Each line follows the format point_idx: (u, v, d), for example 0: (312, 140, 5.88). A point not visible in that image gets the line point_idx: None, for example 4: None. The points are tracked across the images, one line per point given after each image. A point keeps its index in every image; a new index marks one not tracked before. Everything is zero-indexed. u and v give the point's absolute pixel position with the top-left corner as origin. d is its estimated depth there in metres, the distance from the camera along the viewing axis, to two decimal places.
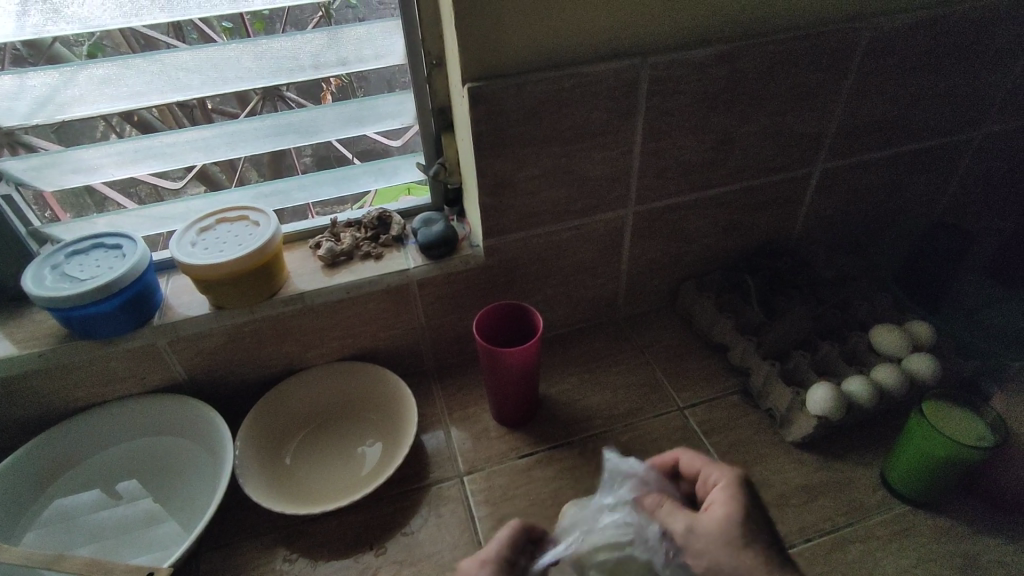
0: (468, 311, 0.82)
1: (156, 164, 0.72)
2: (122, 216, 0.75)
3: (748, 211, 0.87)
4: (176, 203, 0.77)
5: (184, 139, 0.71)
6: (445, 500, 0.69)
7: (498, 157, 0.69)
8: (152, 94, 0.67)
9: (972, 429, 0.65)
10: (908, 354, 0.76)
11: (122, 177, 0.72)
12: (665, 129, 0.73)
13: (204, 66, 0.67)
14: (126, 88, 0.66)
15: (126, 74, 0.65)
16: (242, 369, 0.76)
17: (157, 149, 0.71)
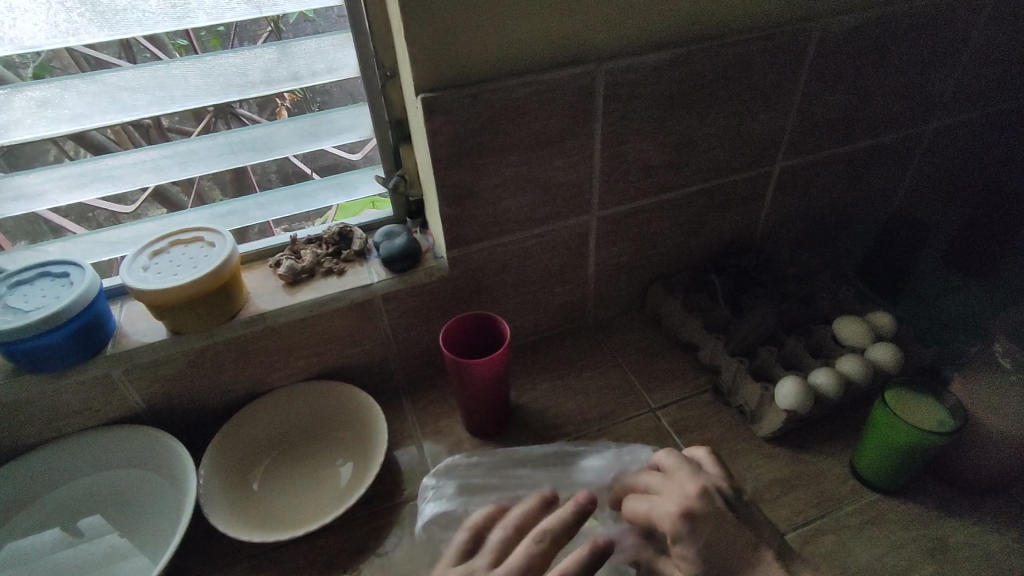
0: (435, 323, 0.80)
1: (103, 187, 0.72)
2: (72, 242, 0.74)
3: (713, 210, 0.86)
4: (128, 226, 0.76)
5: (132, 161, 0.71)
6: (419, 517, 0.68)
7: (458, 166, 0.68)
8: (95, 116, 0.67)
9: (932, 416, 0.64)
10: (871, 344, 0.76)
11: (68, 203, 0.72)
12: (624, 133, 0.73)
13: (150, 85, 0.67)
14: (68, 111, 0.66)
15: (66, 96, 0.65)
16: (204, 395, 0.74)
17: (103, 172, 0.71)
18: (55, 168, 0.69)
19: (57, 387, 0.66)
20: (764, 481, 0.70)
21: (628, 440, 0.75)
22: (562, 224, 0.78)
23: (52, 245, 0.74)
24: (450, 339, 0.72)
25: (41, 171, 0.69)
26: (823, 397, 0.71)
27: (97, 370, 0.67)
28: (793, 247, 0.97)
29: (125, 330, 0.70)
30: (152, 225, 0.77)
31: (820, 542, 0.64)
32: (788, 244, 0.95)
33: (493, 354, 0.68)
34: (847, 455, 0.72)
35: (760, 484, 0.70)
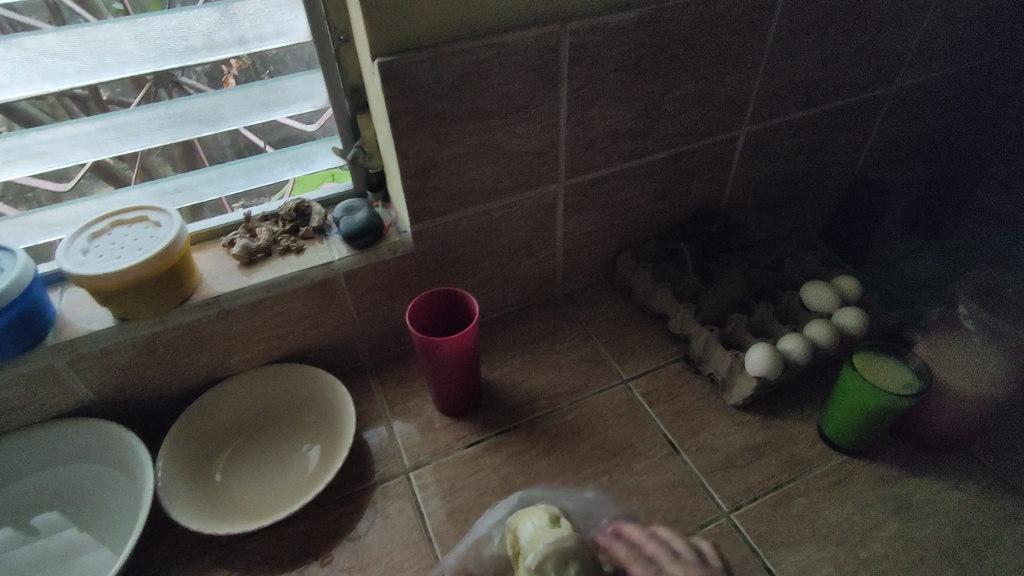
0: (401, 299, 0.78)
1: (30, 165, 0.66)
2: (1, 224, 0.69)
3: (680, 178, 0.85)
4: (63, 206, 0.71)
5: (63, 134, 0.66)
6: (391, 499, 0.67)
7: (419, 136, 0.65)
8: (16, 86, 0.61)
9: (900, 378, 0.65)
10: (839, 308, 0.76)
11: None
12: (591, 98, 0.70)
13: (78, 51, 0.62)
14: None
15: None
16: (158, 383, 0.70)
17: (31, 148, 0.65)
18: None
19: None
20: (734, 448, 0.70)
21: (599, 411, 0.75)
22: (529, 195, 0.76)
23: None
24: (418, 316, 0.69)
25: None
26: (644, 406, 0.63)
27: (39, 361, 0.63)
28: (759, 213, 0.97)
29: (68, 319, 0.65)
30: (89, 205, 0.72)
31: (790, 504, 0.65)
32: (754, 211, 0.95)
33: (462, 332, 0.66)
34: (814, 419, 0.74)
35: (732, 450, 0.70)
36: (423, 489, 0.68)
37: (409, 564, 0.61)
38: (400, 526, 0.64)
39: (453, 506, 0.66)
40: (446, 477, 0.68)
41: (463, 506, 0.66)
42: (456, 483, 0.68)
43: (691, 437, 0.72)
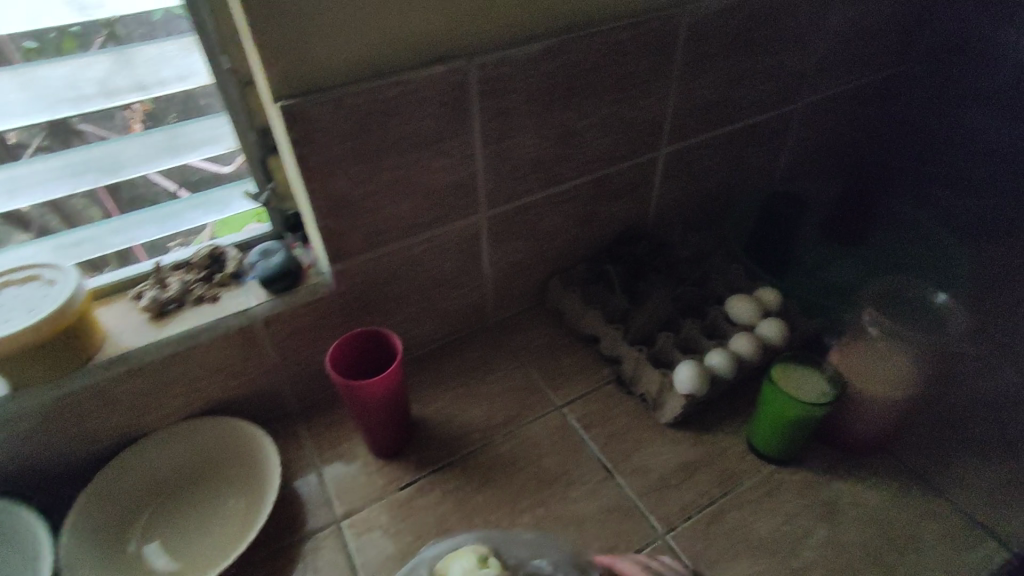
0: (326, 341, 0.76)
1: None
2: None
3: (603, 202, 0.87)
4: None
5: None
6: (323, 551, 0.64)
7: (331, 177, 0.64)
8: None
9: (816, 386, 0.66)
10: (760, 319, 0.78)
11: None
12: (505, 129, 0.71)
13: None
14: None
15: None
16: (63, 450, 0.66)
17: None
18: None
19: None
20: (667, 467, 0.71)
21: (535, 440, 0.75)
22: (451, 228, 0.76)
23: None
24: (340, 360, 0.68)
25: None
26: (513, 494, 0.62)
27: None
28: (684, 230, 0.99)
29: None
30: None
31: (722, 519, 0.66)
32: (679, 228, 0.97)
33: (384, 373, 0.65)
34: (742, 430, 0.75)
35: (665, 469, 0.71)
36: (355, 537, 0.66)
37: None
38: None
39: (390, 551, 0.64)
40: (379, 522, 0.67)
41: (397, 551, 0.64)
42: (389, 528, 0.66)
43: (626, 459, 0.72)
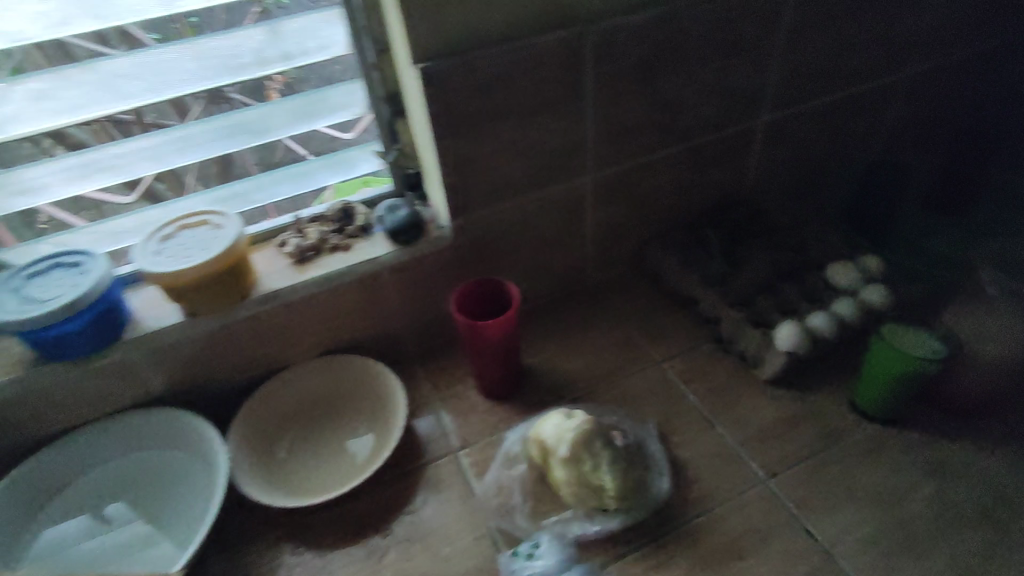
0: (626, 224, 0.89)
1: (296, 128, 0.79)
2: (250, 183, 0.81)
3: (858, 115, 0.93)
4: (248, 182, 0.81)
5: (247, 116, 0.76)
6: (654, 382, 0.79)
7: (670, 74, 0.76)
8: (190, 84, 0.71)
9: (924, 344, 0.65)
10: (862, 286, 0.79)
11: (159, 174, 0.75)
12: (803, 37, 0.80)
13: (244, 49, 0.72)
14: (193, 71, 0.71)
15: (181, 63, 0.70)
16: (439, 299, 0.82)
17: (241, 125, 0.76)
18: (210, 109, 0.75)
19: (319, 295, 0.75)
20: None
21: None
22: (738, 129, 0.86)
23: (234, 188, 0.81)
24: (460, 303, 0.72)
25: (215, 121, 0.75)
26: (820, 338, 0.74)
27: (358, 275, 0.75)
28: (925, 147, 1.03)
29: (348, 249, 0.77)
30: (327, 171, 0.84)
31: None
32: (921, 145, 1.02)
33: (504, 317, 0.70)
34: None
35: None
36: (678, 374, 0.79)
37: (691, 428, 0.73)
38: (671, 400, 0.76)
39: (711, 386, 0.78)
40: (696, 364, 0.80)
41: (719, 384, 0.78)
42: (706, 369, 0.80)
43: None
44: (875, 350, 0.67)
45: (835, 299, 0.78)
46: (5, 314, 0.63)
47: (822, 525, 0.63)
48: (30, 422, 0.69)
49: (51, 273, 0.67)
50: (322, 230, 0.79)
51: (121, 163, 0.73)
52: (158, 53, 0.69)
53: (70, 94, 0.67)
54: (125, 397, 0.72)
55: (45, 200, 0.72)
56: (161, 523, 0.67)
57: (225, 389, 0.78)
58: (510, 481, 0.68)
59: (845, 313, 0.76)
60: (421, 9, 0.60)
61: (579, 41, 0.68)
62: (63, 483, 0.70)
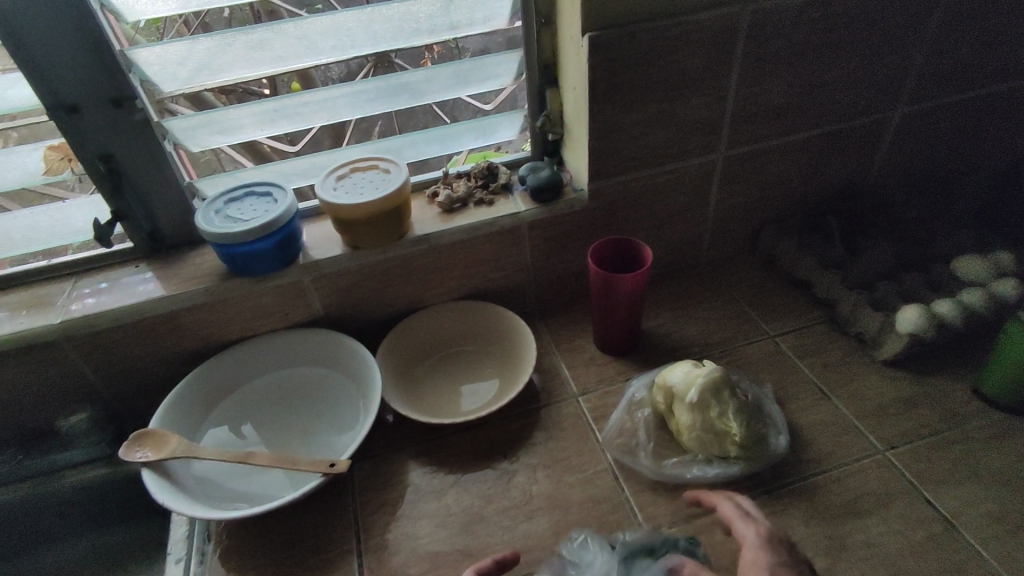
0: (745, 205, 0.93)
1: (451, 91, 0.87)
2: (406, 139, 0.89)
3: (995, 115, 0.93)
4: (403, 138, 0.89)
5: (415, 77, 0.84)
6: (769, 353, 0.82)
7: (814, 59, 0.79)
8: (367, 44, 0.80)
9: None
10: (991, 279, 0.79)
11: (330, 124, 0.85)
12: (951, 30, 0.81)
13: (419, 16, 0.80)
14: (374, 33, 0.80)
15: (367, 25, 0.79)
16: (566, 258, 0.89)
17: (407, 85, 0.85)
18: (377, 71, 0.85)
19: (465, 241, 0.83)
20: None
21: None
22: (870, 120, 0.88)
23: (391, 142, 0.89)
24: (594, 258, 0.78)
25: (387, 78, 0.83)
26: (944, 324, 0.76)
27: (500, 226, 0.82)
28: None
29: (491, 205, 0.85)
30: (471, 134, 0.91)
31: None
32: None
33: (637, 273, 0.76)
34: None
35: None
36: (792, 349, 0.82)
37: (807, 397, 0.76)
38: (786, 371, 0.79)
39: (826, 362, 0.80)
40: (811, 342, 0.83)
41: (835, 361, 0.80)
42: (821, 347, 0.82)
43: None
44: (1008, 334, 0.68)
45: (962, 289, 0.79)
46: (210, 228, 0.72)
47: (942, 496, 0.65)
48: (212, 329, 0.80)
49: (240, 202, 0.77)
50: (468, 185, 0.86)
51: (303, 112, 0.83)
52: (351, 16, 0.77)
53: (277, 46, 0.77)
54: (291, 316, 0.82)
55: (238, 138, 0.83)
56: (315, 430, 0.76)
57: (370, 320, 0.87)
58: (632, 424, 0.73)
59: (972, 302, 0.77)
60: None
61: (734, 21, 0.73)
62: (231, 386, 0.80)
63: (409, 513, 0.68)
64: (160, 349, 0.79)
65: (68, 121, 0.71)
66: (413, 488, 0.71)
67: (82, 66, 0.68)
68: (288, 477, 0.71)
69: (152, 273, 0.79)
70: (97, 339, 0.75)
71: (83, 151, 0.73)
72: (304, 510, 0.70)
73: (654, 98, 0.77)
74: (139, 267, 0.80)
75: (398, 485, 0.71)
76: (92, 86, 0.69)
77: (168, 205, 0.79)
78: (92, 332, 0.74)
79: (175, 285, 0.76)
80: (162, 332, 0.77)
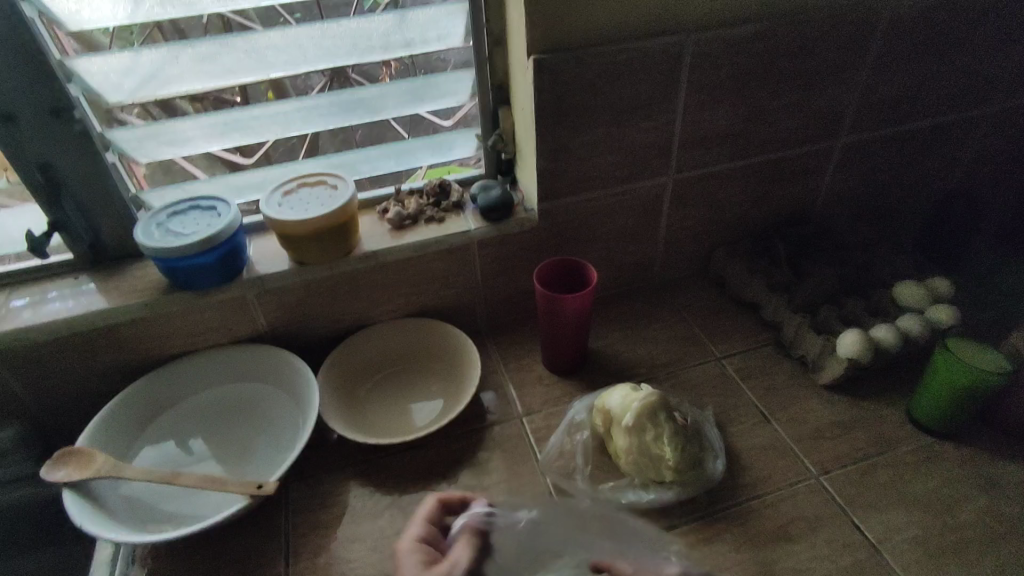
0: (696, 227, 0.94)
1: (406, 108, 0.87)
2: (359, 155, 0.89)
3: (936, 146, 0.96)
4: (356, 154, 0.88)
5: (368, 94, 0.84)
6: (712, 376, 0.82)
7: (757, 88, 0.81)
8: (320, 61, 0.80)
9: (989, 360, 0.69)
10: (929, 306, 0.81)
11: (283, 138, 0.85)
12: (893, 63, 0.84)
13: (373, 34, 0.80)
14: (326, 50, 0.79)
15: (319, 41, 0.78)
16: (517, 276, 0.89)
17: (360, 101, 0.84)
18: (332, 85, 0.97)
19: (413, 259, 0.82)
20: None
21: None
22: (816, 148, 0.90)
23: (344, 157, 0.88)
24: (541, 278, 0.78)
25: (340, 94, 0.82)
26: (882, 350, 0.77)
27: (449, 245, 0.83)
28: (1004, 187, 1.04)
29: (442, 222, 0.85)
30: (427, 150, 0.91)
31: None
32: (999, 184, 1.03)
33: (582, 294, 0.76)
34: None
35: None
36: (737, 371, 0.83)
37: (747, 420, 0.76)
38: (729, 395, 0.80)
39: (768, 385, 0.81)
40: (755, 365, 0.84)
41: (777, 385, 0.81)
42: (764, 370, 0.83)
43: None
44: (940, 360, 0.70)
45: (901, 315, 0.81)
46: (151, 242, 0.71)
47: (872, 522, 0.65)
48: (153, 344, 0.78)
49: (181, 216, 0.75)
50: (420, 202, 0.86)
51: (254, 126, 0.82)
52: (303, 31, 0.77)
53: (225, 60, 0.76)
54: (234, 332, 0.81)
55: (186, 151, 0.81)
56: (252, 448, 0.74)
57: (317, 337, 0.86)
58: (571, 447, 0.73)
59: (910, 328, 0.78)
60: (543, 5, 0.68)
61: (679, 48, 0.74)
62: (168, 402, 0.78)
63: (343, 536, 0.68)
64: (99, 363, 0.77)
65: (4, 131, 0.69)
66: (349, 510, 0.70)
67: (22, 77, 0.67)
68: (222, 497, 0.70)
69: (92, 285, 0.78)
70: (30, 352, 0.73)
71: (19, 162, 0.71)
72: (237, 531, 0.69)
73: (601, 121, 0.77)
74: (79, 279, 0.79)
75: (335, 506, 0.71)
76: (31, 100, 0.68)
77: (111, 220, 0.78)
78: (25, 346, 0.72)
79: (113, 299, 0.75)
80: (98, 345, 0.76)
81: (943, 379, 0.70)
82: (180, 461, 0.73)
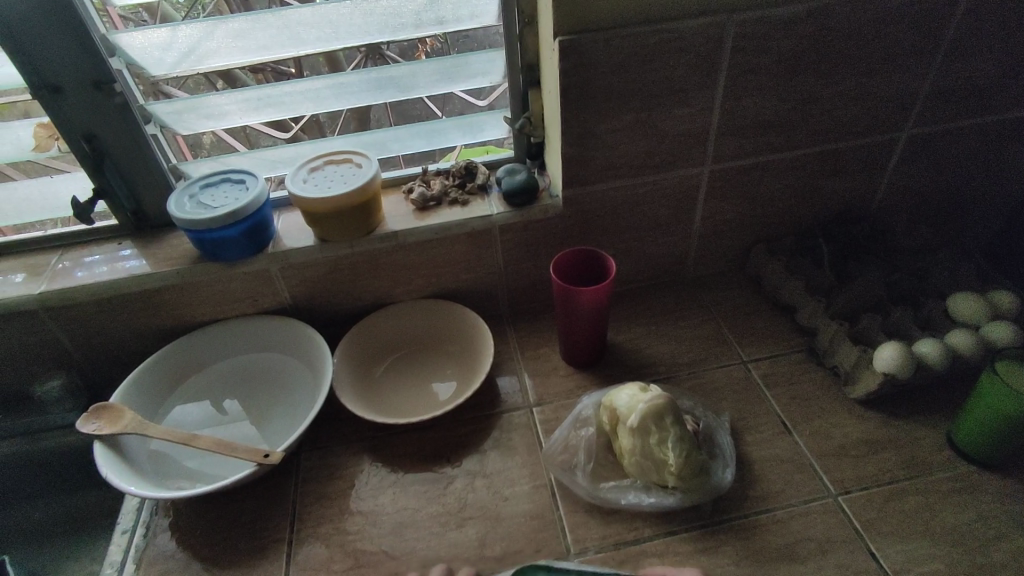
0: (733, 221, 0.89)
1: (436, 87, 0.85)
2: (389, 134, 0.89)
3: (1017, 142, 0.86)
4: (386, 133, 0.88)
5: (398, 72, 0.83)
6: (736, 379, 0.79)
7: (808, 75, 0.75)
8: (351, 38, 0.79)
9: None
10: (986, 321, 0.74)
11: (316, 114, 0.85)
12: (968, 50, 0.75)
13: (403, 11, 0.78)
14: (357, 27, 0.79)
15: (350, 17, 0.78)
16: (540, 263, 0.88)
17: (391, 79, 0.84)
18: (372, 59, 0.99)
19: (433, 241, 0.82)
20: None
21: None
22: (873, 141, 0.83)
23: (375, 135, 0.88)
24: (559, 267, 0.77)
25: (370, 72, 0.82)
26: (925, 366, 0.71)
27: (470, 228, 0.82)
28: None
29: (465, 205, 0.84)
30: (458, 131, 0.90)
31: None
32: None
33: (598, 286, 0.74)
34: None
35: None
36: (763, 376, 0.79)
37: (766, 429, 0.73)
38: (750, 401, 0.76)
39: (794, 394, 0.76)
40: (784, 371, 0.79)
41: (805, 395, 0.76)
42: (792, 377, 0.79)
43: None
44: (988, 384, 0.63)
45: (952, 329, 0.74)
46: (181, 213, 0.74)
47: (890, 550, 0.61)
48: (185, 309, 0.82)
49: (213, 189, 0.78)
50: (446, 184, 0.86)
51: (287, 101, 0.83)
52: (334, 7, 0.76)
53: (258, 36, 0.77)
54: (261, 302, 0.84)
55: (223, 124, 0.83)
56: (269, 416, 0.77)
57: (340, 312, 0.88)
58: (576, 441, 0.72)
59: (959, 344, 0.72)
60: None
61: (719, 29, 0.69)
62: (198, 365, 0.82)
63: (345, 509, 0.69)
64: (136, 324, 0.82)
65: (52, 102, 0.73)
66: (354, 484, 0.72)
67: (66, 51, 0.70)
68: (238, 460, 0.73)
69: (133, 250, 0.82)
70: (74, 310, 0.78)
71: (67, 131, 0.76)
72: (249, 494, 0.72)
73: (631, 107, 0.74)
74: (123, 243, 0.83)
75: (340, 479, 0.72)
76: (75, 72, 0.72)
77: (151, 188, 0.82)
78: (70, 303, 0.77)
79: (148, 265, 0.79)
80: (136, 307, 0.80)
81: (988, 404, 0.64)
82: (203, 423, 0.77)
